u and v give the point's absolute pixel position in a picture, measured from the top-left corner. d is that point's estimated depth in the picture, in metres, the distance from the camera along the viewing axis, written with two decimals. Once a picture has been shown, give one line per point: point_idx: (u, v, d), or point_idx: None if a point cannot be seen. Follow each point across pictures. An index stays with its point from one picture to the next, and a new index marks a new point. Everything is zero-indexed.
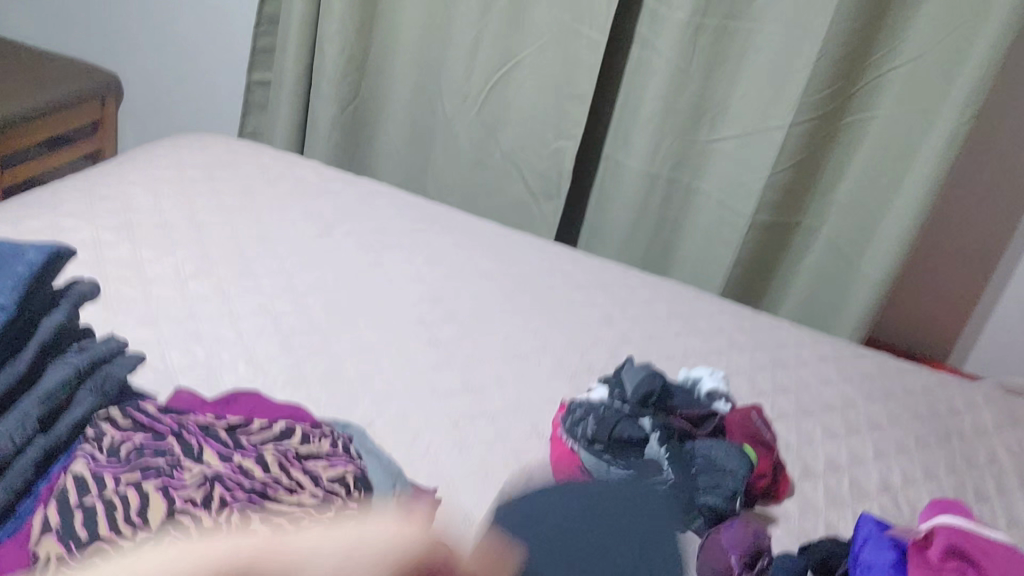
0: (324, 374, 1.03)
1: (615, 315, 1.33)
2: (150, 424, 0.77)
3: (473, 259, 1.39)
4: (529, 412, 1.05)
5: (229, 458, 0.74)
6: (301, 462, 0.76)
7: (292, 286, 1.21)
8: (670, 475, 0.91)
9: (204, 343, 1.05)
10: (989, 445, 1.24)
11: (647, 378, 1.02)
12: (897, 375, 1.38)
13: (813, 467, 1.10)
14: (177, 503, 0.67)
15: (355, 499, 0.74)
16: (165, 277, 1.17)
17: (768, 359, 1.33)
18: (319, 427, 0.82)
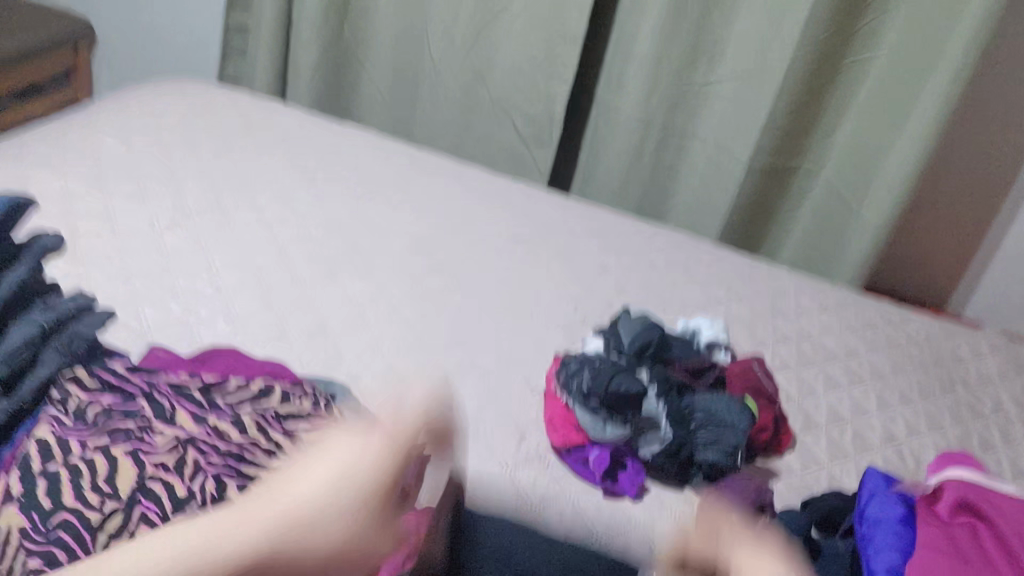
0: (307, 328, 0.99)
1: (610, 264, 1.28)
2: (120, 385, 0.73)
3: (461, 207, 1.34)
4: (521, 366, 1.01)
5: (204, 420, 0.70)
6: (281, 424, 0.72)
7: (273, 238, 1.16)
8: (667, 434, 0.88)
9: (180, 298, 1.00)
10: (993, 394, 1.21)
11: (645, 329, 0.97)
12: (900, 324, 1.34)
13: (815, 419, 1.06)
14: (148, 470, 0.63)
15: None
16: (139, 229, 1.12)
17: (768, 309, 1.28)
18: (299, 386, 0.78)
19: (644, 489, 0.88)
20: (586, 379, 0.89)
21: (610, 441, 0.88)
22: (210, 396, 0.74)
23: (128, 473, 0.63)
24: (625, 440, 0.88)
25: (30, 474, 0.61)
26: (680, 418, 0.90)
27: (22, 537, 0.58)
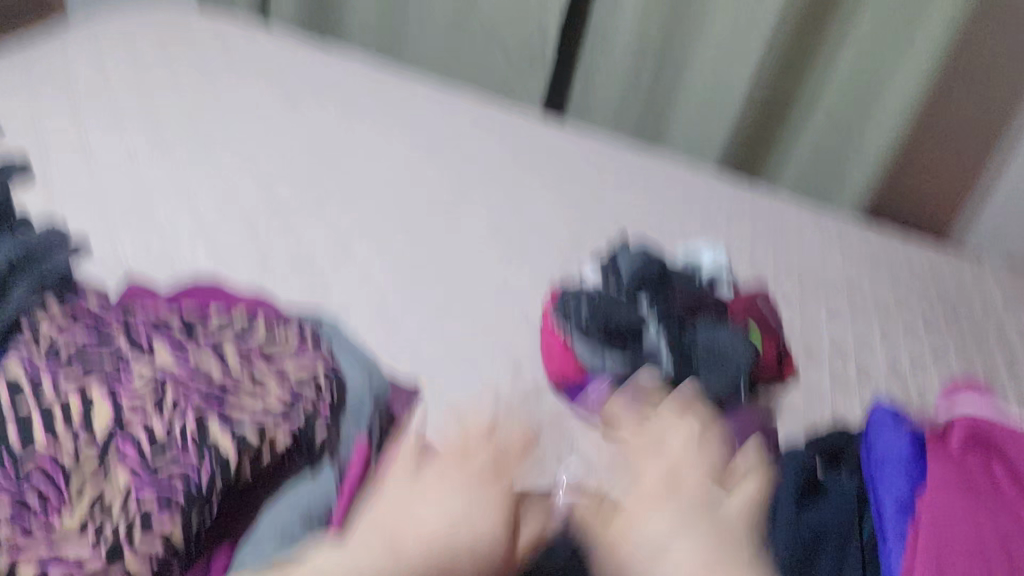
0: (292, 259, 0.95)
1: (605, 192, 1.24)
2: (92, 318, 0.68)
3: (450, 133, 1.29)
4: (515, 297, 0.98)
5: (184, 352, 0.66)
6: (265, 354, 0.69)
7: (254, 165, 1.11)
8: (670, 367, 0.85)
9: (159, 231, 0.95)
10: (995, 322, 1.19)
11: (643, 263, 0.96)
12: (902, 253, 1.31)
13: (817, 350, 1.04)
14: (125, 404, 0.60)
15: (327, 393, 0.68)
16: (113, 159, 1.06)
17: (768, 238, 1.25)
18: (285, 319, 0.74)
19: None
20: (584, 309, 0.88)
21: (609, 374, 0.84)
22: (190, 330, 0.70)
23: (103, 408, 0.59)
24: (626, 373, 0.85)
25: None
26: (683, 352, 0.87)
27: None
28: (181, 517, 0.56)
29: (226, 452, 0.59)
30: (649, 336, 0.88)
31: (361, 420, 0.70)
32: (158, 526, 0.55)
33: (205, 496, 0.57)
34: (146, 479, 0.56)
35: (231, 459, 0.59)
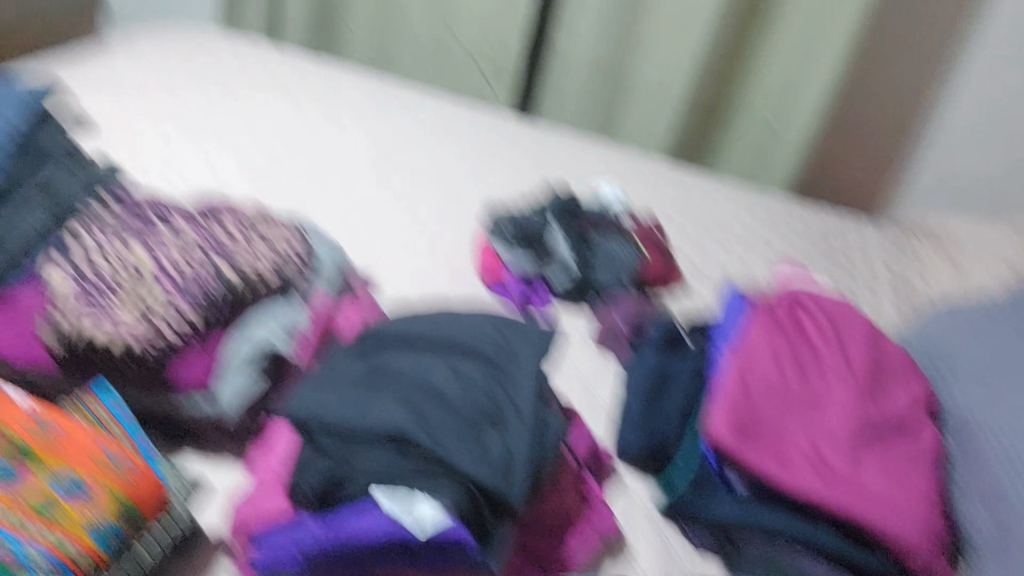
0: (283, 192, 1.21)
1: (546, 157, 1.50)
2: (133, 202, 0.95)
3: (415, 111, 1.56)
4: (458, 224, 1.23)
5: (199, 223, 0.93)
6: (259, 232, 0.95)
7: (256, 131, 1.38)
8: (572, 265, 1.11)
9: (180, 172, 1.20)
10: (868, 261, 1.44)
11: (563, 198, 1.23)
12: (796, 211, 1.56)
13: (704, 269, 1.28)
14: (157, 250, 0.86)
15: (303, 262, 0.94)
16: (144, 126, 1.31)
17: (681, 195, 1.50)
18: (268, 213, 1.01)
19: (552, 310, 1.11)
20: (504, 229, 1.15)
21: (523, 266, 1.11)
22: (204, 211, 0.97)
23: (142, 252, 0.85)
24: (536, 270, 1.12)
25: (64, 253, 0.83)
26: (582, 257, 1.14)
27: (66, 279, 0.80)
28: (200, 311, 0.81)
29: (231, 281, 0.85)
30: (557, 243, 1.15)
31: (327, 280, 0.96)
32: (184, 313, 0.80)
33: (214, 300, 0.83)
34: (175, 288, 0.82)
35: (235, 282, 0.85)
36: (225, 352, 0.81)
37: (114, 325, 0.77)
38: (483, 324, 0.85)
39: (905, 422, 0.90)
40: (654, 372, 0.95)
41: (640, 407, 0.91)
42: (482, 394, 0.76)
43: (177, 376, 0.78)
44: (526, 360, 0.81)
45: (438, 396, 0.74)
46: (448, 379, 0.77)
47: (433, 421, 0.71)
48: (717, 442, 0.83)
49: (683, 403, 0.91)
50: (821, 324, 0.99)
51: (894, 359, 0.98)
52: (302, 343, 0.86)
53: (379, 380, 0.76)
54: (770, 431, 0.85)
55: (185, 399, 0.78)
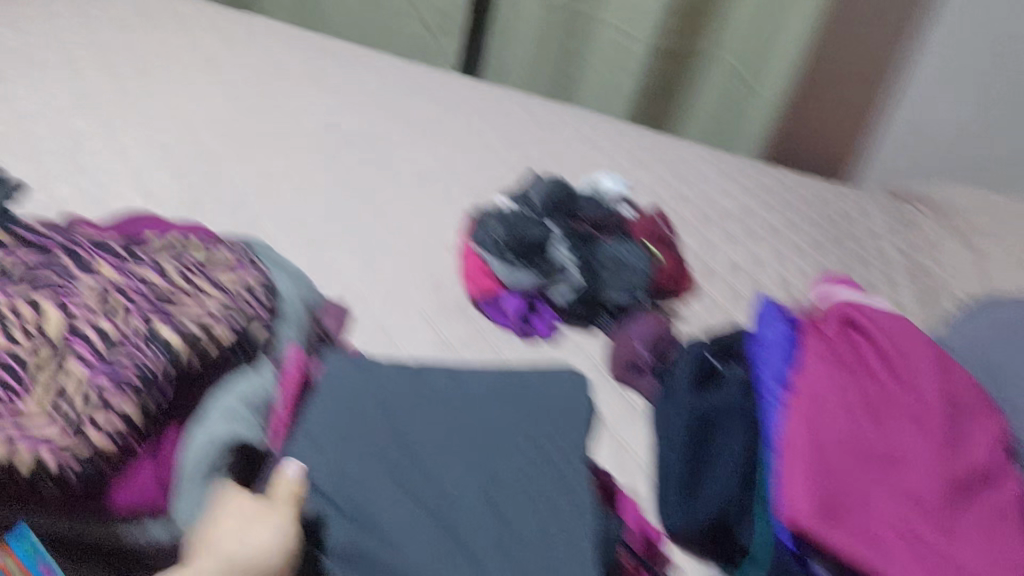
0: (224, 202, 1.00)
1: (518, 138, 1.32)
2: (36, 240, 0.73)
3: (362, 85, 1.35)
4: (435, 232, 1.05)
5: (128, 269, 0.71)
6: (202, 271, 0.74)
7: (182, 117, 1.15)
8: (577, 278, 0.95)
9: (93, 177, 0.98)
10: (877, 241, 1.30)
11: (554, 186, 1.05)
12: (795, 185, 1.41)
13: (716, 269, 1.12)
14: (77, 316, 0.64)
15: (263, 305, 0.74)
16: (42, 111, 1.08)
17: (671, 174, 1.33)
18: (216, 239, 0.81)
19: (557, 332, 0.94)
20: (490, 236, 0.96)
21: (522, 285, 0.94)
22: (131, 249, 0.75)
23: (55, 318, 0.63)
24: (536, 286, 0.94)
25: None
26: (588, 267, 0.97)
27: None
28: (138, 399, 0.59)
29: (175, 347, 0.63)
30: (559, 250, 0.97)
31: (295, 326, 0.77)
32: (117, 407, 0.58)
33: (157, 382, 0.61)
34: (100, 369, 0.60)
35: (181, 352, 0.64)
36: (180, 450, 0.61)
37: (18, 430, 0.56)
38: (497, 377, 0.70)
39: (988, 473, 0.78)
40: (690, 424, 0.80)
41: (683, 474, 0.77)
42: (565, 519, 0.59)
43: (118, 497, 0.58)
44: (571, 427, 0.66)
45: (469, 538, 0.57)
46: (519, 505, 0.59)
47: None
48: (794, 524, 0.68)
49: (739, 461, 0.77)
50: (884, 343, 0.85)
51: (964, 384, 0.85)
52: (274, 422, 0.67)
53: (372, 495, 0.58)
54: (850, 500, 0.71)
55: (130, 522, 0.59)
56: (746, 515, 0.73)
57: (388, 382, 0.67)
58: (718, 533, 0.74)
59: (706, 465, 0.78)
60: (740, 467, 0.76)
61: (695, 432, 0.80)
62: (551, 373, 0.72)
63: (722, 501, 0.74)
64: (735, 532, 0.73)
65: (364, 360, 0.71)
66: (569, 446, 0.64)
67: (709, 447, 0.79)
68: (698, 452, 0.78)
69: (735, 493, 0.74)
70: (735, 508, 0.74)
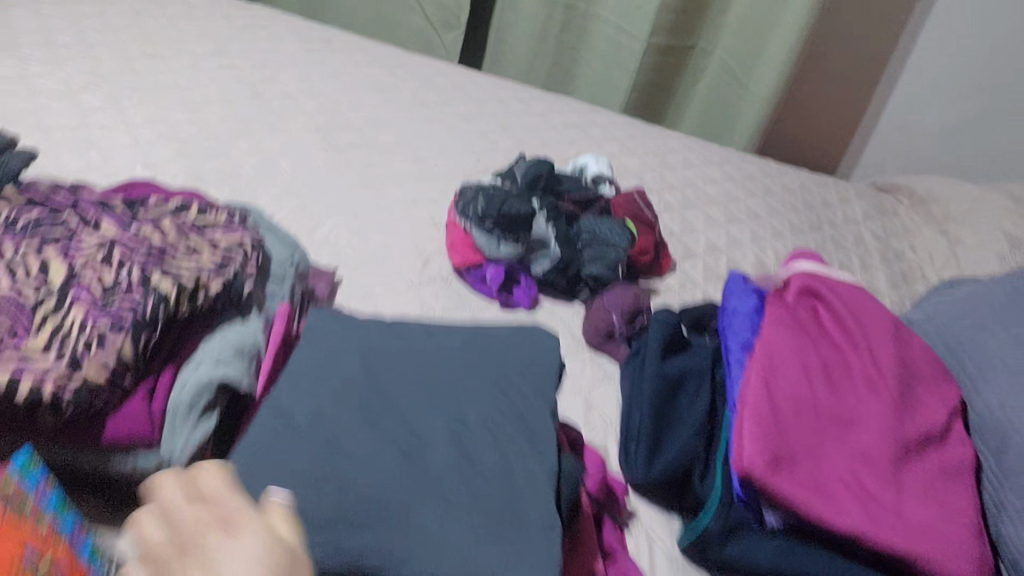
0: (225, 176, 1.05)
1: (511, 124, 1.36)
2: (45, 201, 0.78)
3: (361, 72, 1.40)
4: (425, 209, 1.10)
5: (129, 228, 0.76)
6: (199, 232, 0.79)
7: (186, 98, 1.20)
8: (557, 251, 0.99)
9: (100, 150, 1.03)
10: (855, 231, 1.34)
11: (538, 165, 1.08)
12: (778, 174, 1.45)
13: (694, 249, 1.17)
14: (79, 268, 0.70)
15: (255, 264, 0.79)
16: (53, 88, 1.13)
17: (657, 162, 1.38)
18: (213, 204, 0.86)
19: (537, 303, 0.99)
20: (474, 211, 0.99)
21: (503, 258, 0.98)
22: (133, 211, 0.80)
23: (61, 271, 0.69)
24: (518, 258, 0.99)
25: None
26: (568, 241, 1.01)
27: None
28: (132, 337, 0.63)
29: (168, 295, 0.68)
30: (541, 225, 1.01)
31: (282, 283, 0.81)
32: (111, 343, 0.62)
33: (150, 323, 0.65)
34: (97, 313, 0.65)
35: (173, 300, 0.68)
36: (172, 389, 0.66)
37: (23, 363, 0.60)
38: (471, 334, 0.74)
39: (936, 437, 0.82)
40: (656, 382, 0.83)
41: (649, 427, 0.79)
42: (524, 458, 0.63)
43: (109, 427, 0.62)
44: (539, 383, 0.70)
45: (430, 466, 0.60)
46: (482, 444, 0.62)
47: (407, 525, 0.55)
48: (744, 472, 0.72)
49: (698, 419, 0.81)
50: (843, 315, 0.89)
51: (920, 355, 0.89)
52: (261, 370, 0.71)
53: (337, 427, 0.61)
54: (801, 455, 0.76)
55: (124, 452, 0.63)
56: (700, 472, 0.78)
57: (369, 335, 0.72)
58: (676, 486, 0.77)
59: (670, 424, 0.81)
60: (700, 425, 0.80)
61: (661, 390, 0.83)
62: (524, 329, 0.76)
63: (682, 454, 0.77)
64: (692, 485, 0.77)
65: (343, 315, 0.76)
66: (534, 394, 0.69)
67: (673, 406, 0.83)
68: (663, 409, 0.82)
69: (693, 448, 0.78)
70: (692, 461, 0.78)
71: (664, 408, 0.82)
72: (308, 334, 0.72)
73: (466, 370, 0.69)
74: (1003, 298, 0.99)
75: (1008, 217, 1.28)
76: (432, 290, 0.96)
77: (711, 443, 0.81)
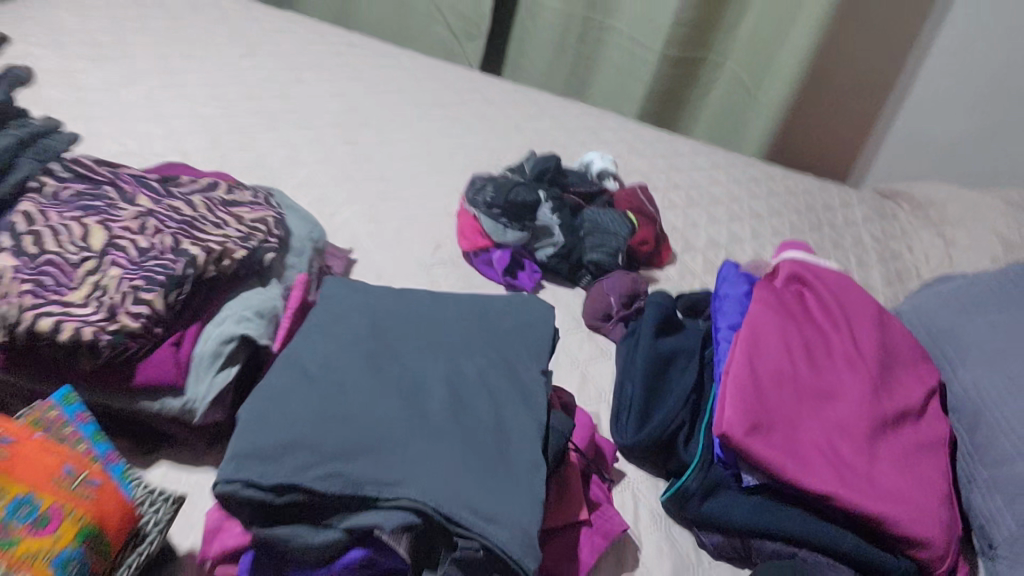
0: (251, 165, 1.12)
1: (524, 126, 1.43)
2: (87, 175, 0.86)
3: (382, 75, 1.47)
4: (438, 200, 1.16)
5: (162, 201, 0.83)
6: (226, 208, 0.86)
7: (217, 94, 1.27)
8: (561, 238, 1.05)
9: (136, 139, 1.10)
10: (854, 232, 1.39)
11: (546, 160, 1.16)
12: (782, 179, 1.51)
13: (695, 244, 1.23)
14: (115, 232, 0.76)
15: (276, 238, 0.85)
16: (94, 82, 1.21)
17: (664, 164, 1.43)
18: (240, 185, 0.93)
19: (540, 287, 1.05)
20: (483, 198, 1.07)
21: (509, 243, 1.04)
22: (166, 187, 0.88)
23: (99, 235, 0.75)
24: (523, 244, 1.05)
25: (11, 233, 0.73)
26: (571, 229, 1.08)
27: (15, 271, 0.69)
28: (163, 293, 0.70)
29: (197, 259, 0.74)
30: (546, 214, 1.09)
31: (301, 257, 0.89)
32: (145, 297, 0.69)
33: (179, 281, 0.72)
34: (132, 271, 0.72)
35: (201, 263, 0.75)
36: (196, 342, 0.72)
37: (65, 314, 0.67)
38: (473, 303, 0.81)
39: (914, 414, 0.86)
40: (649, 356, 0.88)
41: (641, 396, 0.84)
42: (517, 412, 0.68)
43: (139, 372, 0.68)
44: (534, 349, 0.76)
45: (429, 411, 0.65)
46: (479, 396, 0.68)
47: (406, 459, 0.61)
48: (723, 435, 0.77)
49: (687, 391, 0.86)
50: (828, 303, 0.95)
51: (901, 341, 0.94)
52: (279, 332, 0.78)
53: (347, 375, 0.67)
54: (779, 422, 0.80)
55: (152, 397, 0.69)
56: (685, 437, 0.83)
57: (379, 301, 0.78)
58: (663, 450, 0.82)
59: (660, 394, 0.86)
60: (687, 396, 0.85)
61: (655, 363, 0.88)
62: (521, 301, 0.82)
63: (669, 420, 0.82)
64: (679, 449, 0.82)
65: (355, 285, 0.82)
66: (527, 356, 0.75)
67: (664, 378, 0.88)
68: (655, 380, 0.87)
69: (680, 416, 0.83)
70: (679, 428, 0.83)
71: (656, 379, 0.87)
72: (324, 299, 0.78)
73: (465, 333, 0.75)
74: (987, 293, 1.04)
75: (1002, 220, 1.32)
76: (447, 270, 1.02)
77: (698, 413, 0.86)
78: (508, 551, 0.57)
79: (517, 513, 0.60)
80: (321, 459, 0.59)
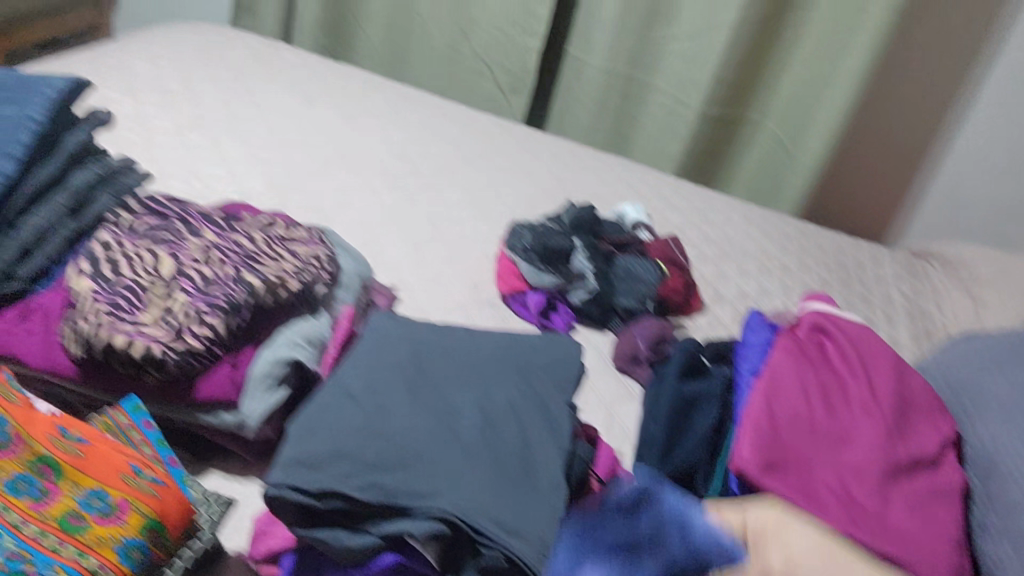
0: (305, 207, 1.20)
1: (563, 177, 1.49)
2: (158, 210, 0.94)
3: (432, 126, 1.55)
4: (479, 244, 1.23)
5: (226, 234, 0.91)
6: (283, 243, 0.93)
7: (276, 140, 1.36)
8: (594, 284, 1.11)
9: (201, 179, 1.19)
10: (884, 288, 1.42)
11: (584, 209, 1.22)
12: (814, 235, 1.55)
13: (724, 294, 1.27)
14: (183, 261, 0.83)
15: (328, 273, 0.92)
16: (166, 127, 1.31)
17: (698, 217, 1.49)
18: (296, 222, 1.00)
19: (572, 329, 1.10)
20: (519, 242, 1.14)
21: (544, 285, 1.11)
22: (230, 222, 0.95)
23: (169, 263, 0.83)
24: (558, 288, 1.11)
25: (92, 260, 0.81)
26: (604, 275, 1.13)
27: (94, 293, 0.77)
28: (224, 318, 0.77)
29: (256, 288, 0.82)
30: (580, 259, 1.15)
31: (351, 293, 0.95)
32: (208, 321, 0.76)
33: (239, 307, 0.79)
34: (198, 296, 0.79)
35: (260, 292, 0.82)
36: (251, 363, 0.79)
37: (137, 331, 0.74)
38: (508, 338, 0.86)
39: (930, 460, 0.90)
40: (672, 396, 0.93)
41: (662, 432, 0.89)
42: (543, 436, 0.74)
43: (200, 388, 0.75)
44: (561, 381, 0.81)
45: (461, 432, 0.71)
46: (508, 421, 0.74)
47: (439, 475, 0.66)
48: (740, 471, 0.82)
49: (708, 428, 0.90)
50: (848, 351, 0.99)
51: (920, 391, 0.97)
52: (326, 359, 0.85)
53: (389, 396, 0.73)
54: (795, 461, 0.85)
55: (209, 411, 0.76)
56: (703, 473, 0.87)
57: (419, 333, 0.84)
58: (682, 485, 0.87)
59: (682, 430, 0.91)
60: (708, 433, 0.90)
61: (677, 402, 0.93)
62: (553, 338, 0.87)
63: (689, 457, 0.87)
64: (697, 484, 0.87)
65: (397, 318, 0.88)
66: (554, 388, 0.80)
67: (686, 416, 0.92)
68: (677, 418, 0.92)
69: (699, 453, 0.88)
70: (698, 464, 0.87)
71: (678, 417, 0.92)
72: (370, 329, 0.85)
73: (497, 364, 0.81)
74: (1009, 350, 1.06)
75: None
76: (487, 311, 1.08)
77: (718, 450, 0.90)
78: (525, 559, 0.62)
79: (539, 526, 0.65)
80: (362, 469, 0.65)
